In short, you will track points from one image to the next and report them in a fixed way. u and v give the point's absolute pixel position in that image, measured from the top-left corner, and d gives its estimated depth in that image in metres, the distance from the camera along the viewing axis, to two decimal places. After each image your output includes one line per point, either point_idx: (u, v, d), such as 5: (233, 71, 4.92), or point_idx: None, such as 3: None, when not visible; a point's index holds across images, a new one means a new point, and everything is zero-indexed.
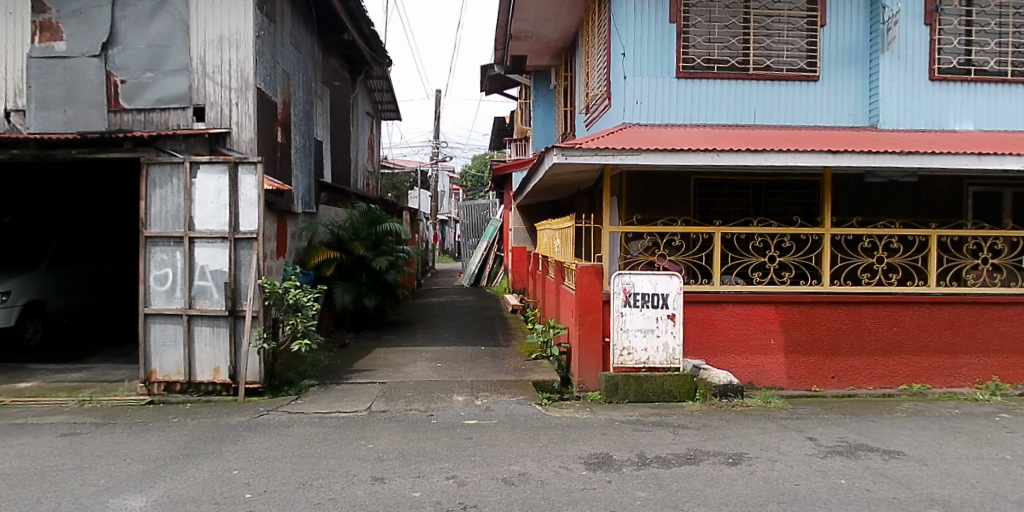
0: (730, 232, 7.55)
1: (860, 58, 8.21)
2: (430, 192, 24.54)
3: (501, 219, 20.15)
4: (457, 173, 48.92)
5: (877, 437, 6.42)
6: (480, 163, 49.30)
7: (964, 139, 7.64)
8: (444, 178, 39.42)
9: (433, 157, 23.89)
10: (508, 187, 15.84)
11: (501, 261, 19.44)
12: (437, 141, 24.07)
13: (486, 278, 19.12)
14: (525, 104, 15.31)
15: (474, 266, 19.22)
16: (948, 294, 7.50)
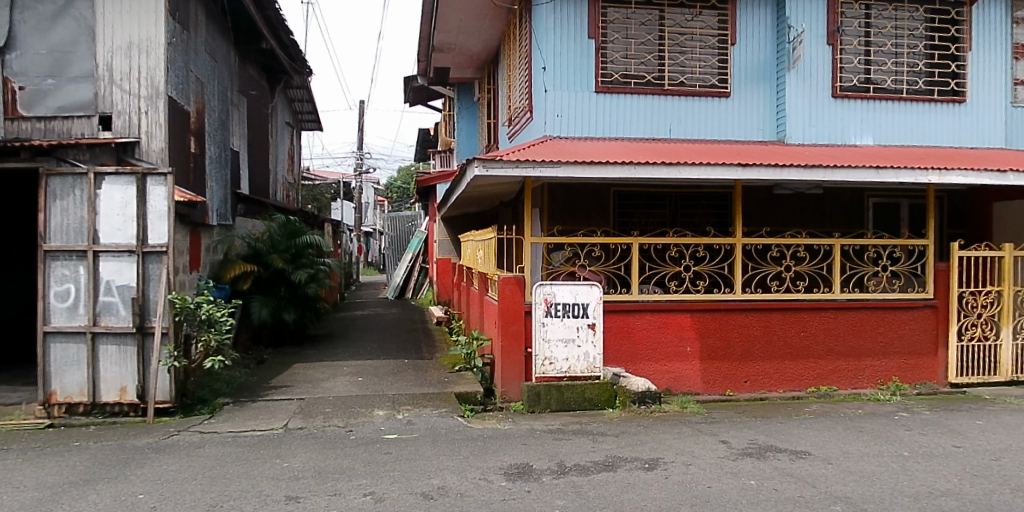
0: (647, 242, 7.74)
1: (768, 76, 8.57)
2: (354, 204, 24.20)
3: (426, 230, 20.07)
4: (383, 185, 48.48)
5: (786, 438, 6.67)
6: (406, 175, 49.03)
7: (865, 152, 8.03)
8: (369, 190, 38.96)
9: (357, 169, 23.57)
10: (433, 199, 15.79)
11: (426, 273, 19.42)
12: (362, 151, 23.76)
13: (411, 290, 19.04)
14: (450, 116, 15.31)
15: (401, 278, 19.07)
16: (851, 300, 7.87)
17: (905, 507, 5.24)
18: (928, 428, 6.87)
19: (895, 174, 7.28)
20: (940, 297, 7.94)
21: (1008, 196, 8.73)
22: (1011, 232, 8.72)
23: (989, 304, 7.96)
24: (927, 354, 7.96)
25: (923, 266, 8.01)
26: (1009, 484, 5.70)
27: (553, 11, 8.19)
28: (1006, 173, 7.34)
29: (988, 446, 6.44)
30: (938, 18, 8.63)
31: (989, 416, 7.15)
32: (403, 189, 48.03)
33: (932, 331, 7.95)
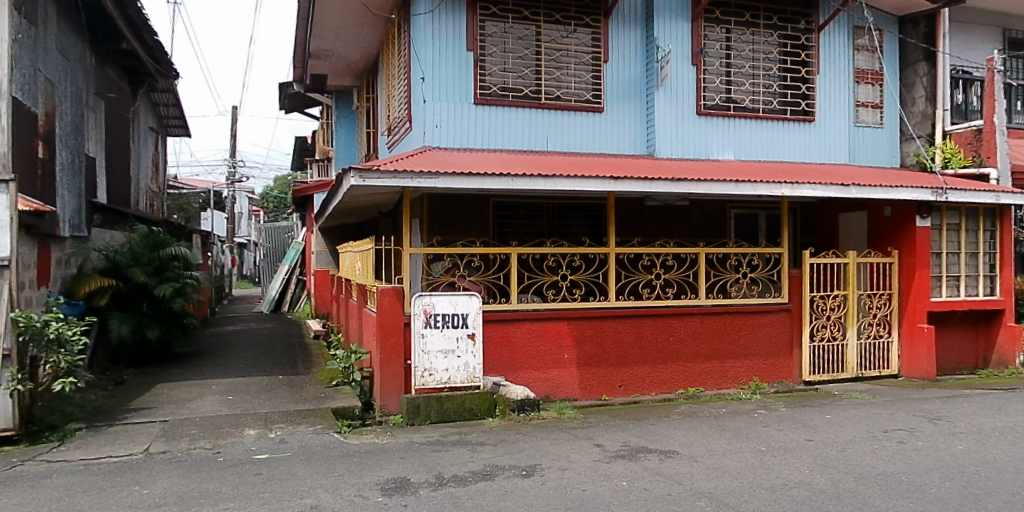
0: (525, 252, 7.88)
1: (638, 93, 8.98)
2: (226, 214, 23.16)
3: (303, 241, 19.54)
4: (259, 195, 46.72)
5: (656, 439, 6.96)
6: (283, 185, 47.53)
7: (726, 167, 8.53)
8: (242, 200, 37.37)
9: (229, 177, 22.58)
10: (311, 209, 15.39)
11: (303, 286, 19.07)
12: (235, 159, 22.81)
13: (287, 303, 18.58)
14: (327, 124, 14.99)
15: (276, 290, 18.46)
16: (716, 305, 8.32)
17: (762, 499, 5.58)
18: (784, 423, 7.36)
19: (753, 187, 7.78)
20: (795, 301, 8.52)
21: (851, 208, 9.54)
22: (855, 240, 9.52)
23: (836, 307, 8.63)
24: (784, 354, 8.54)
25: (779, 272, 8.59)
26: (853, 473, 6.20)
27: (432, 23, 8.24)
28: (849, 186, 7.94)
29: (836, 438, 6.98)
30: (789, 43, 9.33)
31: (837, 409, 7.76)
32: (281, 199, 46.49)
33: (788, 333, 8.54)
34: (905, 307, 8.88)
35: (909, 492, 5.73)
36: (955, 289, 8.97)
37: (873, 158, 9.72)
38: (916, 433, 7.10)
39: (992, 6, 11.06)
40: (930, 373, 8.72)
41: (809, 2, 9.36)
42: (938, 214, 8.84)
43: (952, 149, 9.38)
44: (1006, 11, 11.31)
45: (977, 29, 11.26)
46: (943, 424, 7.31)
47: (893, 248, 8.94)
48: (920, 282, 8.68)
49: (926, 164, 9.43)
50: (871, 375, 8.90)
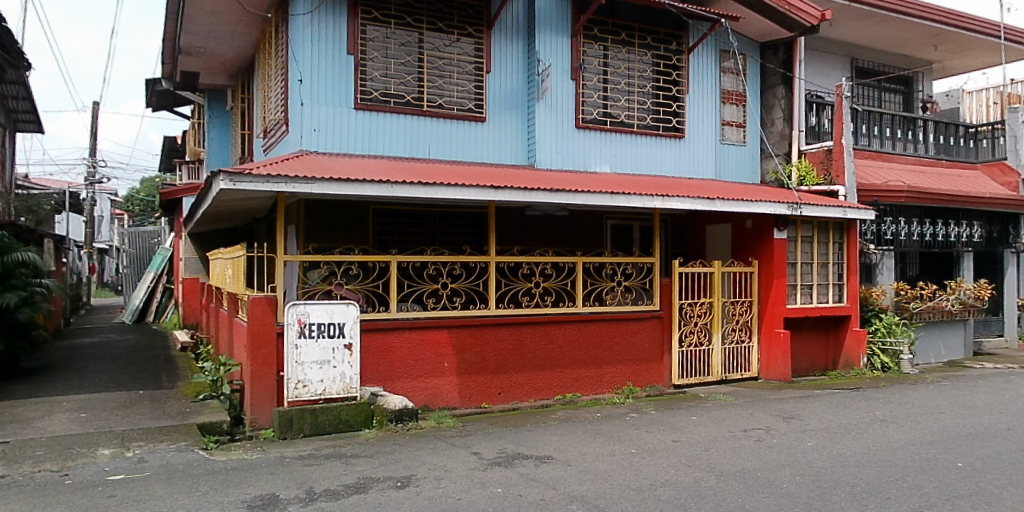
0: (405, 260, 7.81)
1: (519, 104, 9.14)
2: (85, 217, 21.56)
3: (171, 247, 18.53)
4: (126, 197, 43.82)
5: (532, 445, 7.07)
6: (151, 187, 44.80)
7: (603, 179, 8.81)
8: (104, 202, 34.90)
9: (88, 178, 21.05)
10: (180, 213, 14.65)
11: (171, 294, 18.08)
12: (95, 159, 21.30)
13: (153, 312, 17.63)
14: (199, 125, 14.31)
15: (140, 299, 17.47)
16: (593, 313, 8.60)
17: (630, 500, 5.78)
18: (653, 426, 7.69)
19: (627, 199, 8.07)
20: (665, 308, 8.92)
21: (717, 220, 10.12)
22: (721, 250, 10.09)
23: (703, 314, 9.13)
24: (655, 360, 8.93)
25: (651, 281, 9.00)
26: (715, 471, 6.55)
27: (311, 24, 8.04)
28: (714, 200, 8.41)
29: (700, 438, 7.36)
30: (662, 63, 9.79)
31: (702, 411, 8.18)
32: (149, 201, 43.79)
33: (658, 339, 8.93)
34: (763, 314, 9.53)
35: (763, 487, 6.11)
36: (808, 297, 9.69)
37: (737, 174, 10.37)
38: (772, 431, 7.61)
39: (841, 37, 12.11)
40: (785, 375, 9.37)
41: (681, 24, 9.86)
42: (793, 227, 9.54)
43: (806, 168, 10.14)
44: (853, 42, 12.40)
45: (828, 57, 12.28)
46: (796, 422, 7.87)
47: (753, 258, 9.56)
48: (778, 290, 9.33)
49: (783, 181, 10.18)
50: (734, 377, 9.47)
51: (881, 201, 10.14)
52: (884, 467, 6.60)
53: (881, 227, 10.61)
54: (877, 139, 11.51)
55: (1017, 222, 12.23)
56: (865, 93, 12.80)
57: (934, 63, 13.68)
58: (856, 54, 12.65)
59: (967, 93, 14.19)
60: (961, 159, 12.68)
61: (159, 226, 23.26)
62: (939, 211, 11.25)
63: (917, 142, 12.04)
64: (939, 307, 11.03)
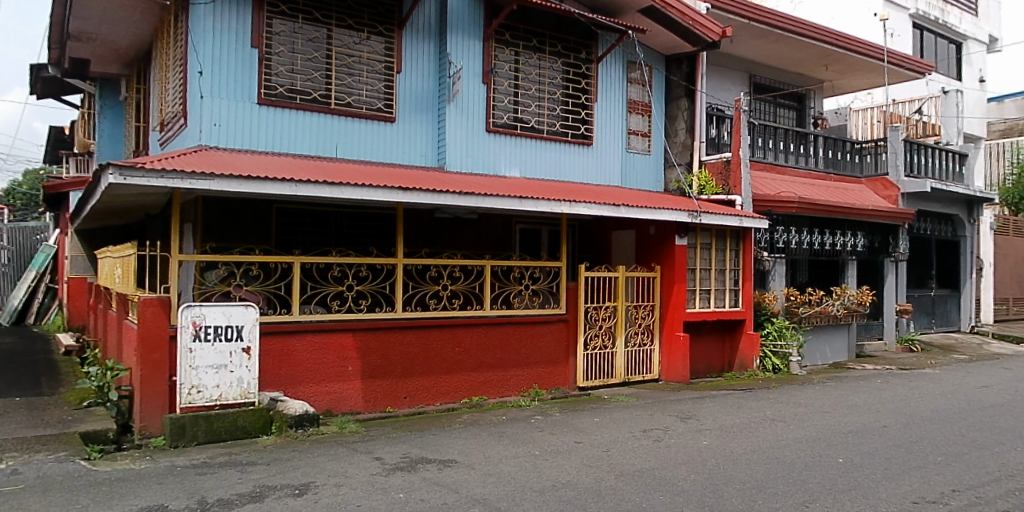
0: (308, 261, 7.63)
1: (429, 106, 9.12)
2: None
3: (54, 245, 17.43)
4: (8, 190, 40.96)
5: (435, 449, 7.02)
6: (35, 180, 42.09)
7: (513, 183, 8.86)
8: None
9: None
10: (66, 208, 13.82)
11: (54, 295, 17.15)
12: None
13: (33, 314, 16.80)
14: (89, 115, 13.54)
15: (20, 300, 16.56)
16: (500, 316, 8.68)
17: (532, 501, 5.83)
18: (556, 428, 7.81)
19: (535, 203, 8.15)
20: (571, 312, 9.15)
21: (623, 226, 10.41)
22: (625, 256, 10.39)
23: (607, 317, 9.41)
24: (560, 362, 9.10)
25: (557, 285, 9.17)
26: (614, 471, 6.70)
27: (213, 14, 7.75)
28: (619, 206, 8.62)
29: (601, 439, 7.52)
30: (571, 70, 9.97)
31: (604, 412, 8.39)
32: (34, 195, 41.01)
33: (564, 342, 9.13)
34: (664, 317, 9.89)
35: (660, 486, 6.30)
36: (706, 301, 10.10)
37: (642, 182, 10.69)
38: (670, 431, 7.87)
39: (740, 54, 12.69)
40: (683, 377, 9.74)
41: (590, 34, 10.09)
42: (693, 234, 9.92)
43: (706, 178, 10.55)
44: (752, 59, 13.02)
45: (729, 72, 12.84)
46: (692, 422, 8.17)
47: (655, 263, 9.90)
48: (678, 294, 9.70)
49: (685, 190, 10.57)
50: (636, 380, 9.76)
51: (773, 211, 10.74)
52: (773, 465, 6.93)
53: (773, 236, 11.27)
54: (771, 152, 12.11)
55: (896, 234, 13.16)
56: (762, 107, 13.45)
57: (825, 82, 14.52)
58: (754, 70, 13.29)
59: (854, 112, 14.90)
60: (848, 174, 13.52)
61: (42, 222, 21.92)
62: (826, 221, 12.02)
63: (808, 156, 12.74)
64: (826, 312, 11.68)
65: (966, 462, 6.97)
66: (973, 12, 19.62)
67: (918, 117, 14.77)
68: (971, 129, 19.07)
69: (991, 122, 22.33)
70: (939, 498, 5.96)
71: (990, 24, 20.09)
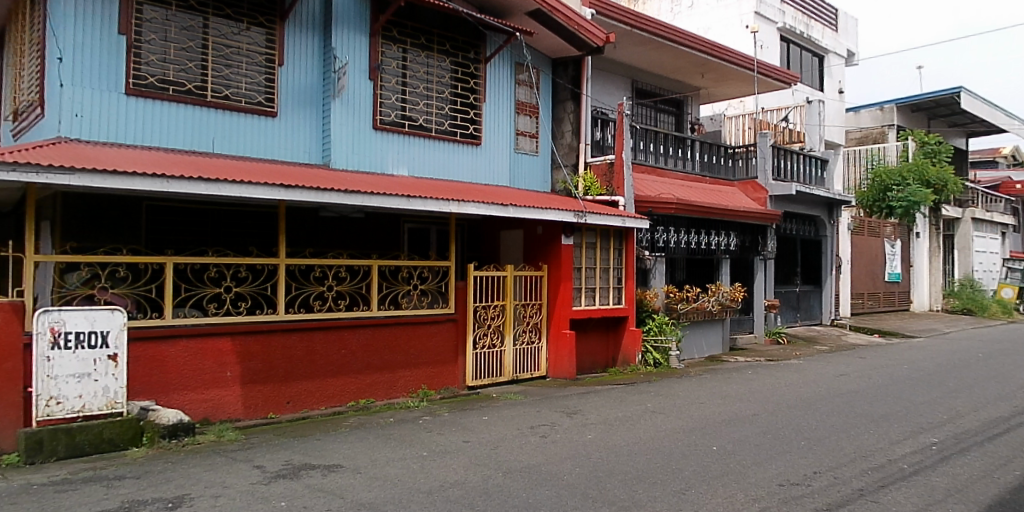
0: (182, 261, 7.26)
1: (313, 101, 8.88)
2: None
3: None
4: None
5: (320, 455, 6.80)
6: None
7: (400, 182, 8.76)
8: None
9: None
10: None
11: None
12: None
13: None
14: None
15: None
16: (388, 317, 8.62)
17: (419, 503, 5.73)
18: (444, 428, 7.81)
19: (423, 203, 8.07)
20: (459, 312, 9.25)
21: (511, 226, 10.59)
22: (513, 255, 10.58)
23: (496, 316, 9.58)
24: (449, 362, 9.17)
25: (446, 285, 9.22)
26: (502, 468, 6.73)
27: None
28: (507, 206, 8.73)
29: (489, 438, 7.57)
30: (460, 70, 9.99)
31: (492, 411, 8.48)
32: None
33: (452, 341, 9.20)
34: (551, 315, 10.15)
35: (546, 481, 6.38)
36: (591, 299, 10.43)
37: (530, 182, 10.87)
38: (556, 427, 8.04)
39: (623, 60, 13.14)
40: (570, 372, 10.05)
41: (479, 34, 10.15)
42: (579, 234, 10.25)
43: (591, 179, 10.86)
44: (634, 65, 13.54)
45: (612, 77, 13.32)
46: (577, 417, 8.40)
47: (543, 263, 10.14)
48: (564, 293, 9.99)
49: (571, 191, 10.84)
50: (524, 377, 9.95)
51: (654, 211, 11.20)
52: (654, 456, 7.20)
53: (655, 236, 11.76)
54: (651, 156, 12.63)
55: (764, 233, 13.93)
56: (643, 112, 14.04)
57: (701, 89, 15.27)
58: (636, 76, 13.80)
59: (727, 119, 15.81)
60: (722, 177, 14.28)
61: None
62: (702, 222, 12.63)
63: (686, 160, 13.37)
64: (702, 308, 12.33)
65: (826, 445, 7.51)
66: (833, 28, 21.20)
67: (784, 125, 15.45)
68: (831, 136, 20.64)
69: (847, 131, 24.45)
70: (801, 480, 6.39)
71: (848, 39, 21.78)
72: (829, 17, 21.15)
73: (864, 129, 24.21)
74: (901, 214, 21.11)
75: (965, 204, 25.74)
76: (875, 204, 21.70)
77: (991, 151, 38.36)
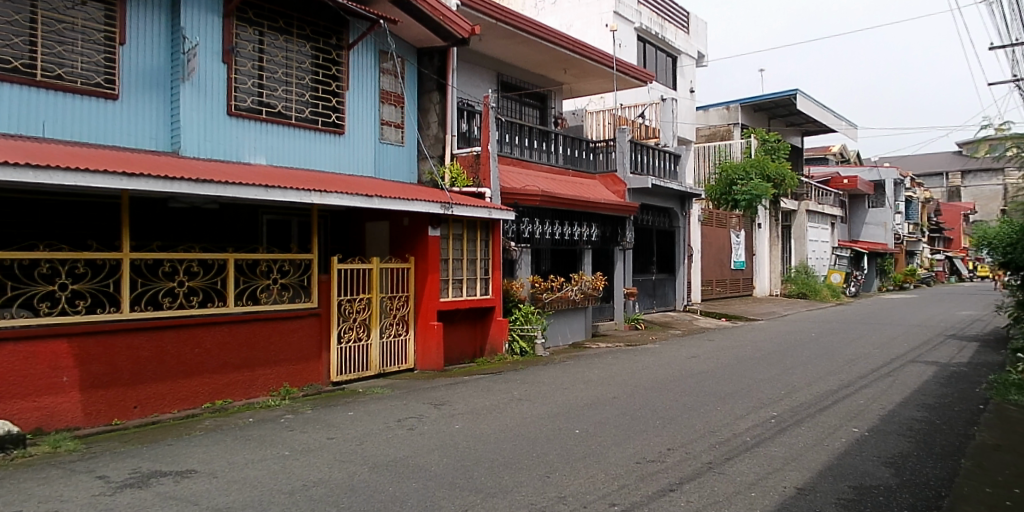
0: (8, 256, 6.52)
1: (161, 83, 8.30)
2: None
3: None
4: None
5: (170, 461, 6.34)
6: None
7: (257, 172, 8.36)
8: None
9: None
10: None
11: None
12: None
13: None
14: None
15: None
16: (245, 313, 8.27)
17: (282, 504, 5.49)
18: (307, 426, 7.58)
19: (282, 192, 7.73)
20: (323, 306, 9.06)
21: (376, 218, 10.49)
22: (379, 247, 10.50)
23: (362, 310, 9.47)
24: (313, 358, 8.96)
25: (308, 278, 9.01)
26: (368, 463, 6.60)
27: None
28: (372, 197, 8.61)
29: (354, 434, 7.42)
30: (321, 56, 9.73)
31: (358, 406, 8.35)
32: None
33: (316, 336, 8.99)
34: (418, 308, 10.20)
35: (414, 473, 6.33)
36: (458, 290, 10.57)
37: (395, 173, 10.75)
38: (423, 419, 8.03)
39: (489, 52, 13.29)
40: (438, 364, 10.13)
41: (341, 20, 9.92)
42: (446, 226, 10.36)
43: (457, 170, 10.95)
44: (498, 58, 13.71)
45: (477, 70, 13.44)
46: (445, 408, 8.44)
47: (409, 255, 10.16)
48: (431, 284, 10.08)
49: (438, 182, 10.87)
50: (391, 371, 9.92)
51: (519, 203, 11.47)
52: (519, 442, 7.36)
53: (521, 227, 12.04)
54: (517, 148, 12.86)
55: (624, 225, 14.71)
56: (508, 106, 14.27)
57: (564, 85, 15.71)
58: (501, 69, 13.99)
59: (589, 114, 16.33)
60: (584, 170, 14.81)
61: None
62: (567, 214, 13.15)
63: (550, 153, 13.72)
64: (565, 297, 12.76)
65: (679, 423, 7.99)
66: (685, 31, 22.44)
67: (641, 121, 16.32)
68: (683, 133, 22.02)
69: (698, 128, 26.13)
70: (657, 457, 6.77)
71: (698, 42, 23.14)
72: (681, 19, 22.36)
73: (712, 126, 25.82)
74: (745, 207, 22.65)
75: (800, 197, 28.24)
76: (722, 197, 23.14)
77: (822, 148, 42.17)
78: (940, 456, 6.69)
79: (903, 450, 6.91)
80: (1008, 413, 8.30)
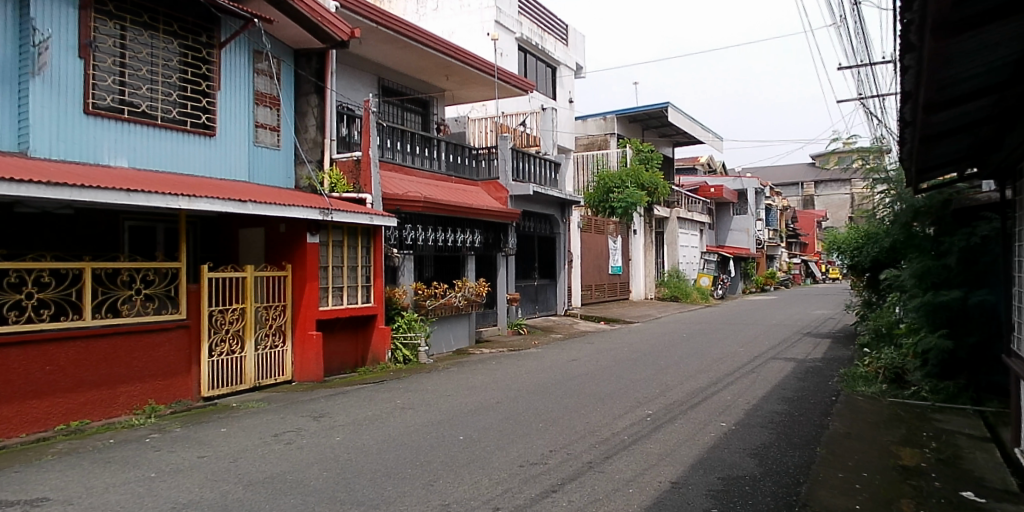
0: None
1: (7, 77, 7.55)
2: None
3: None
4: None
5: (17, 490, 5.77)
6: None
7: (117, 175, 7.79)
8: None
9: None
10: None
11: None
12: None
13: None
14: None
15: None
16: (105, 327, 7.68)
17: None
18: (176, 445, 7.13)
19: (147, 197, 7.25)
20: (193, 317, 8.59)
21: (250, 224, 10.10)
22: (253, 255, 10.12)
23: (235, 321, 9.05)
24: (181, 372, 8.47)
25: (175, 288, 8.49)
26: (243, 481, 6.30)
27: None
28: (245, 203, 8.27)
29: (227, 451, 7.06)
30: (190, 54, 9.25)
31: (231, 422, 7.96)
32: None
33: (184, 350, 8.50)
34: (296, 317, 9.90)
35: (293, 489, 6.12)
36: (338, 299, 10.33)
37: (271, 178, 10.36)
38: (302, 432, 7.77)
39: (369, 56, 13.10)
40: (317, 375, 9.89)
41: (212, 17, 9.47)
42: (324, 233, 10.14)
43: (336, 176, 10.74)
44: (379, 63, 13.54)
45: (357, 73, 13.21)
46: (325, 420, 8.22)
47: (286, 263, 9.86)
48: (310, 293, 9.81)
49: (316, 187, 10.60)
50: (267, 383, 9.57)
51: (401, 210, 11.42)
52: (402, 451, 7.27)
53: (402, 234, 11.96)
54: (398, 154, 12.73)
55: (506, 231, 14.95)
56: (389, 111, 14.10)
57: (446, 91, 15.74)
58: (381, 74, 13.83)
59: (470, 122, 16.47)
60: (466, 177, 14.88)
61: None
62: (450, 220, 13.17)
63: (432, 159, 13.69)
64: (449, 303, 12.77)
65: (560, 425, 8.18)
66: (564, 42, 23.10)
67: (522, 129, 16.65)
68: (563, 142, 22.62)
69: (578, 137, 26.92)
70: (539, 459, 6.90)
71: (577, 54, 23.89)
72: (560, 31, 23.02)
73: (591, 136, 26.69)
74: (621, 214, 23.71)
75: (672, 205, 29.78)
76: (600, 205, 23.96)
77: (691, 159, 44.70)
78: (798, 445, 7.24)
79: (766, 441, 7.43)
80: (856, 403, 9.09)
